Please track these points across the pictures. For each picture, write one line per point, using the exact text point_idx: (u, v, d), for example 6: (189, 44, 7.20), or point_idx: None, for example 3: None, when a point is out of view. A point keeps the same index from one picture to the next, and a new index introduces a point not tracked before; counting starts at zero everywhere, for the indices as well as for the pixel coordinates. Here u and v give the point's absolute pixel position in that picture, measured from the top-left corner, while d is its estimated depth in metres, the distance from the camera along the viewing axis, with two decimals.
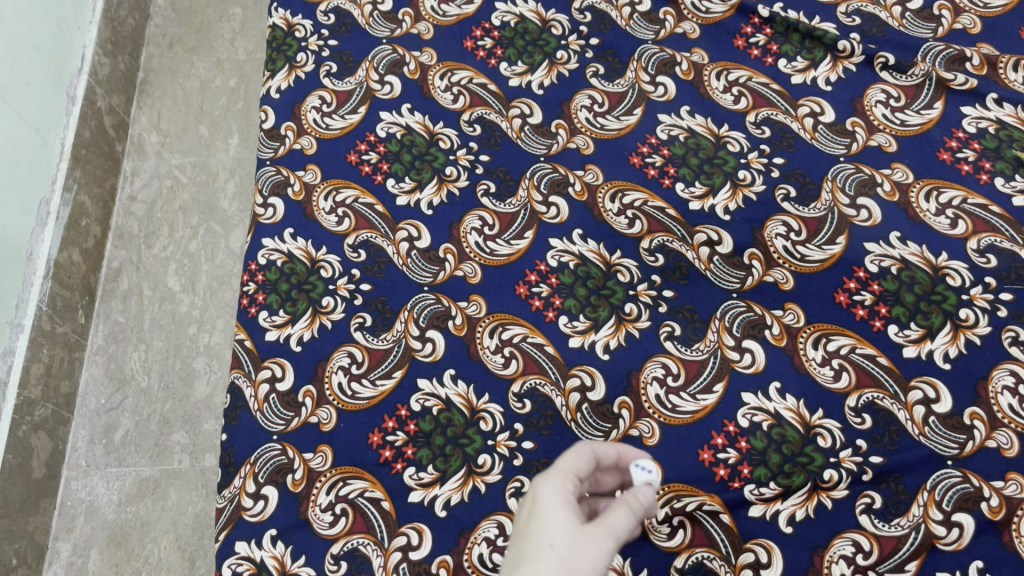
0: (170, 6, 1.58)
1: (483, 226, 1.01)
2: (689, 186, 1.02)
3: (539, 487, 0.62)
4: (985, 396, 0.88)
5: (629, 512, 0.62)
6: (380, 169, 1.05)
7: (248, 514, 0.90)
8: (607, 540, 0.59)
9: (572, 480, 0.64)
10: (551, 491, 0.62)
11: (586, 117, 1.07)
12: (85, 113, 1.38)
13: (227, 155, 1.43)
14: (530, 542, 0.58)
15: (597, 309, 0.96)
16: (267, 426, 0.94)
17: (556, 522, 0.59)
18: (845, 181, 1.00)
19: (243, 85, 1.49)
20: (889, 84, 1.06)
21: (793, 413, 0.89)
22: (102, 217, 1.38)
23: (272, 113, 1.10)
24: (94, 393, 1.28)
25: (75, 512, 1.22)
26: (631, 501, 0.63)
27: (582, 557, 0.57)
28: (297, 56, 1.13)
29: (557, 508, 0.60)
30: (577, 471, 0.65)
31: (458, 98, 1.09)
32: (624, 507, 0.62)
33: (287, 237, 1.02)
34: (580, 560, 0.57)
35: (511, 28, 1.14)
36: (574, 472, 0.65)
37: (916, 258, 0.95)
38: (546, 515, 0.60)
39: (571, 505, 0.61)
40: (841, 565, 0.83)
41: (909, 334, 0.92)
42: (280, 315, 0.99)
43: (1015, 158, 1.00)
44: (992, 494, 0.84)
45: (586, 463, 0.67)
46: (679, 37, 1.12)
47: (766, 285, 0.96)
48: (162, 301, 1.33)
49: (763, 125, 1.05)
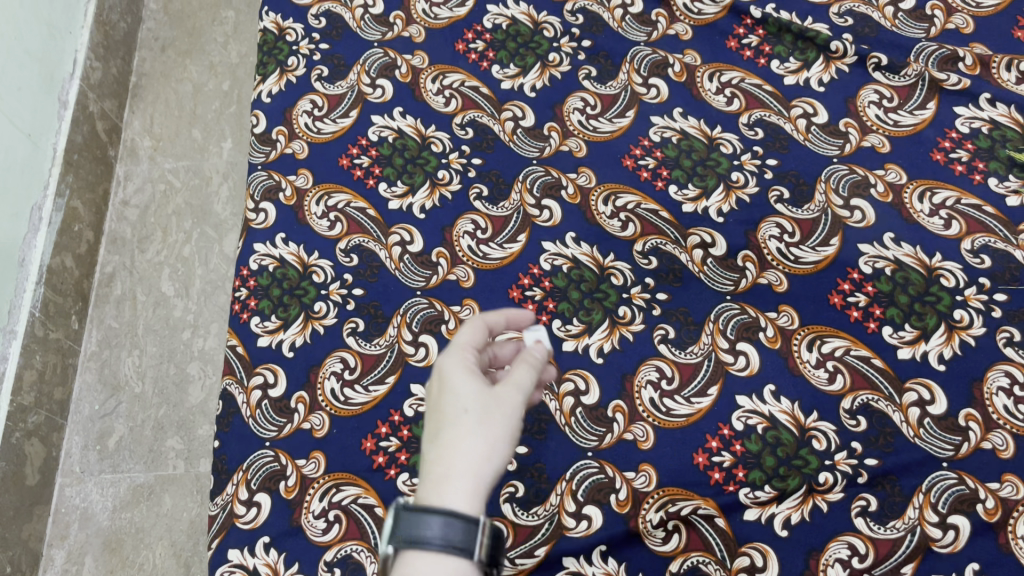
0: (162, 11, 1.58)
1: (475, 229, 1.01)
2: (683, 188, 1.01)
3: (442, 362, 0.64)
4: (980, 397, 0.88)
5: (530, 370, 0.65)
6: (372, 173, 1.05)
7: (241, 521, 0.89)
8: (516, 397, 0.62)
9: (471, 352, 0.65)
10: (454, 363, 0.63)
11: (579, 119, 1.07)
12: (77, 117, 1.37)
13: (221, 160, 1.42)
14: (445, 413, 0.60)
15: (591, 312, 0.96)
16: (259, 432, 0.93)
17: (465, 392, 0.61)
18: (839, 182, 1.00)
19: (235, 89, 1.48)
20: (882, 84, 1.06)
21: (788, 416, 0.89)
22: (95, 222, 1.38)
23: (263, 117, 1.09)
24: (88, 399, 1.27)
25: (69, 519, 1.21)
26: (531, 360, 0.66)
27: (497, 418, 0.60)
28: (288, 60, 1.13)
29: (463, 379, 0.62)
30: (476, 342, 0.66)
31: (450, 101, 1.09)
32: (525, 367, 0.65)
33: (279, 242, 1.02)
34: (497, 420, 0.60)
35: (503, 30, 1.13)
36: (472, 344, 0.66)
37: (910, 259, 0.95)
38: (454, 386, 0.61)
39: (474, 374, 0.63)
40: (837, 568, 0.82)
41: (903, 335, 0.91)
42: (272, 321, 0.98)
43: (1009, 158, 1.00)
44: (987, 496, 0.84)
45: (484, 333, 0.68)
46: (672, 39, 1.12)
47: (760, 287, 0.95)
48: (155, 306, 1.32)
49: (756, 127, 1.05)
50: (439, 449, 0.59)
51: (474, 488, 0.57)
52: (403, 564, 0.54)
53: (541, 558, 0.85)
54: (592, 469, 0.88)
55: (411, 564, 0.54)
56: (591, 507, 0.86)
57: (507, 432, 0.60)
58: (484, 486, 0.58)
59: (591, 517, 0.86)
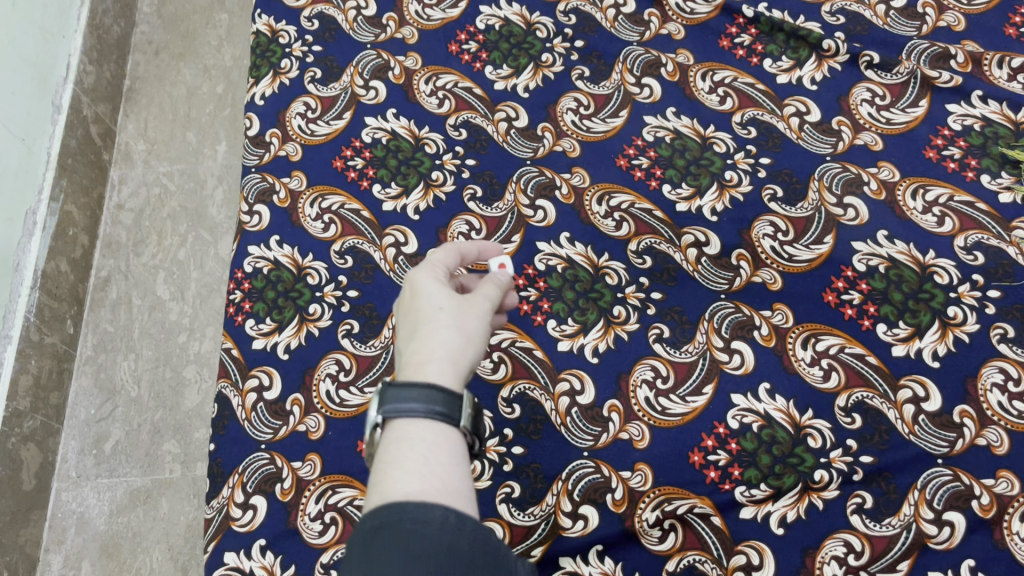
0: (155, 14, 1.58)
1: (470, 230, 1.01)
2: (676, 187, 1.01)
3: (413, 273, 0.67)
4: (974, 393, 0.88)
5: (497, 287, 0.70)
6: (366, 175, 1.05)
7: (237, 524, 0.89)
8: (485, 305, 0.67)
9: (442, 268, 0.69)
10: (425, 273, 0.67)
11: (572, 119, 1.07)
12: (71, 121, 1.37)
13: (215, 162, 1.42)
14: (421, 313, 0.64)
15: (586, 312, 0.96)
16: (255, 435, 0.93)
17: (438, 294, 0.65)
18: (832, 180, 1.00)
19: (230, 92, 1.48)
20: (874, 82, 1.06)
21: (783, 414, 0.89)
22: (90, 226, 1.38)
23: (256, 120, 1.09)
24: (85, 404, 1.27)
25: (66, 524, 1.21)
26: (498, 280, 0.71)
27: (470, 320, 0.64)
28: (281, 63, 1.13)
29: (436, 284, 0.66)
30: (447, 263, 0.70)
31: (443, 102, 1.09)
32: (491, 284, 0.70)
33: (273, 245, 1.02)
34: (469, 321, 0.64)
35: (496, 31, 1.14)
36: (444, 263, 0.70)
37: (903, 257, 0.95)
38: (428, 290, 0.65)
39: (445, 283, 0.67)
40: (833, 566, 0.82)
41: (897, 333, 0.91)
42: (267, 323, 0.98)
43: (1001, 155, 1.00)
44: (982, 492, 0.84)
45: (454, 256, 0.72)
46: (664, 38, 1.12)
47: (754, 286, 0.95)
48: (151, 310, 1.32)
49: (749, 125, 1.05)
50: (417, 340, 0.62)
51: (452, 369, 0.60)
52: (392, 431, 0.56)
53: (538, 558, 0.85)
54: (587, 469, 0.88)
55: (401, 429, 0.55)
56: (587, 507, 0.86)
57: (478, 331, 0.64)
58: (462, 370, 0.61)
59: (587, 517, 0.86)
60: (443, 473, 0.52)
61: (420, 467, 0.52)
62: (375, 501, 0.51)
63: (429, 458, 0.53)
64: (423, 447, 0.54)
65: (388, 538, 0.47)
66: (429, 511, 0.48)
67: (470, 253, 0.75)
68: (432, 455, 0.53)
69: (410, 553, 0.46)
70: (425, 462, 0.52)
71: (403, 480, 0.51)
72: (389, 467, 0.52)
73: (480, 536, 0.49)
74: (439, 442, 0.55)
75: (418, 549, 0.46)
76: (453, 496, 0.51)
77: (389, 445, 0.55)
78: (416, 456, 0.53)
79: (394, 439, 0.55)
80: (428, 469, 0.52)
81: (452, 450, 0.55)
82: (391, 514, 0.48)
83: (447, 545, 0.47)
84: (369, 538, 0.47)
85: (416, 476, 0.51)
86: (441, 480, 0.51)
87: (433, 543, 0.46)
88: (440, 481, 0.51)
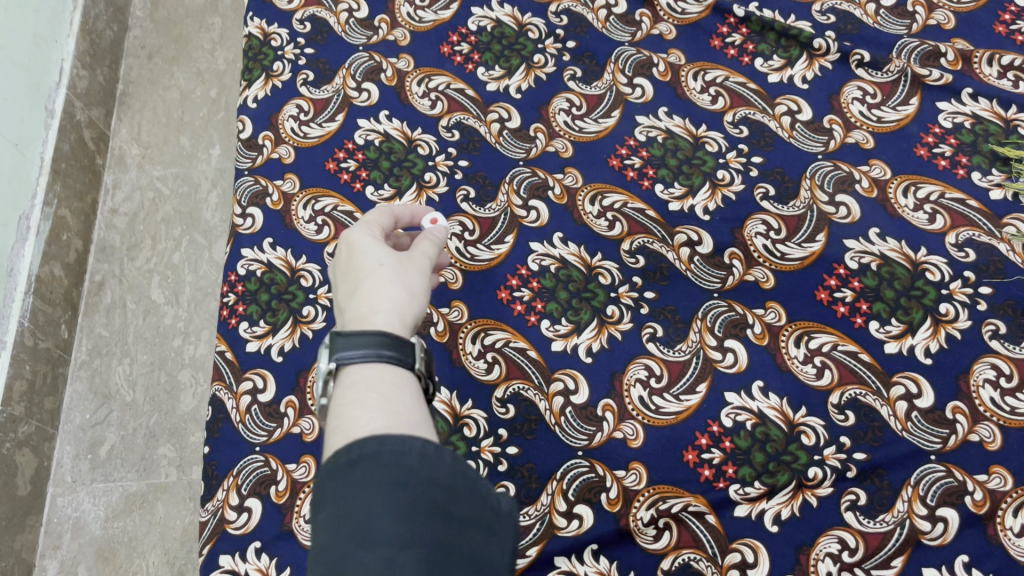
0: (148, 18, 1.58)
1: (463, 231, 1.01)
2: (669, 186, 1.02)
3: (350, 235, 0.70)
4: (967, 389, 0.88)
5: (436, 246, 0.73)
6: (359, 177, 1.05)
7: (232, 527, 0.89)
8: (423, 262, 0.70)
9: (378, 230, 0.72)
10: (362, 234, 0.70)
11: (565, 120, 1.07)
12: (65, 126, 1.37)
13: (209, 166, 1.42)
14: (360, 271, 0.66)
15: (579, 312, 0.96)
16: (249, 437, 0.93)
17: (377, 254, 0.68)
18: (824, 178, 1.00)
19: (223, 96, 1.48)
20: (865, 81, 1.07)
21: (777, 412, 0.89)
22: (84, 230, 1.37)
23: (248, 122, 1.09)
24: (79, 408, 1.27)
25: (62, 529, 1.20)
26: (436, 238, 0.74)
27: (410, 275, 0.67)
28: (273, 65, 1.13)
29: (374, 244, 0.68)
30: (382, 225, 0.73)
31: (436, 104, 1.09)
32: (430, 243, 0.73)
33: (266, 247, 1.02)
34: (409, 276, 0.67)
35: (488, 33, 1.14)
36: (379, 224, 0.72)
37: (895, 254, 0.95)
38: (366, 250, 0.68)
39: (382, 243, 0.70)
40: (827, 563, 0.83)
41: (890, 330, 0.92)
42: (261, 326, 0.98)
43: (992, 152, 1.01)
44: (975, 488, 0.84)
45: (389, 219, 0.74)
46: (656, 39, 1.13)
47: (747, 284, 0.96)
48: (146, 314, 1.32)
49: (741, 125, 1.05)
50: (360, 296, 0.64)
51: (399, 318, 0.62)
52: (346, 377, 0.58)
53: (533, 558, 0.85)
54: (582, 468, 0.88)
55: (355, 374, 0.58)
56: (582, 507, 0.87)
57: (419, 284, 0.67)
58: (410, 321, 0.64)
59: (582, 516, 0.86)
60: (405, 410, 0.55)
61: (382, 405, 0.54)
62: (340, 439, 0.53)
63: (389, 396, 0.55)
64: (382, 387, 0.56)
65: (368, 469, 0.49)
66: (407, 443, 0.50)
67: (406, 216, 0.77)
68: (392, 394, 0.56)
69: (390, 482, 0.48)
70: (387, 400, 0.55)
71: (369, 417, 0.53)
72: (352, 407, 0.55)
73: (459, 467, 0.51)
74: (395, 382, 0.57)
75: (398, 478, 0.48)
76: (419, 430, 0.53)
77: (346, 388, 0.57)
78: (377, 396, 0.55)
79: (350, 382, 0.57)
80: (390, 407, 0.54)
81: (408, 389, 0.58)
82: (367, 447, 0.50)
83: (426, 475, 0.49)
84: (350, 471, 0.49)
85: (381, 413, 0.53)
86: (404, 416, 0.54)
87: (413, 474, 0.49)
88: (404, 417, 0.54)
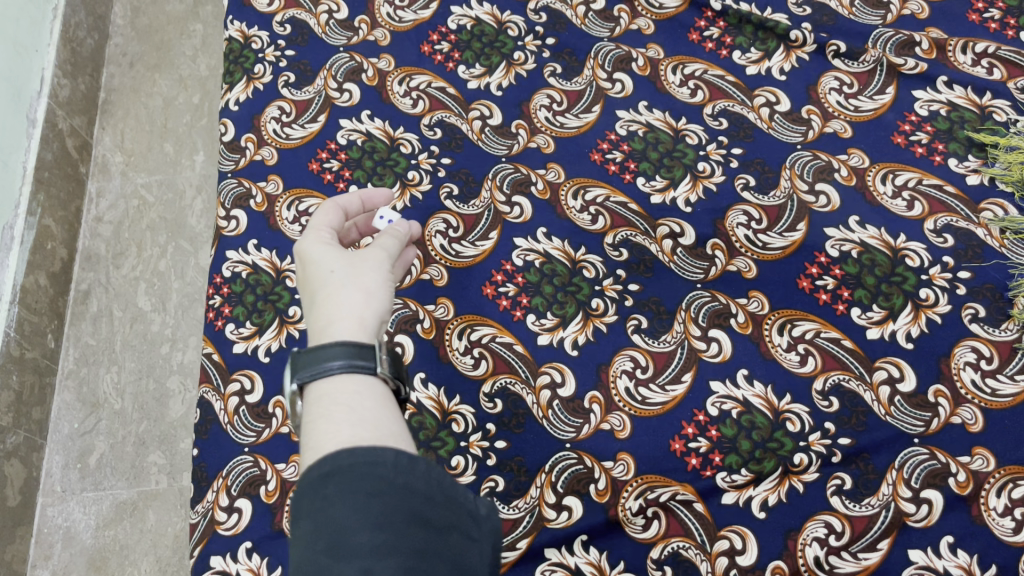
0: (129, 25, 1.57)
1: (447, 228, 1.01)
2: (650, 179, 1.03)
3: (303, 244, 0.71)
4: (948, 372, 0.89)
5: (395, 239, 0.74)
6: (343, 177, 1.05)
7: (222, 528, 0.89)
8: (380, 256, 0.70)
9: (330, 232, 0.73)
10: (313, 241, 0.71)
11: (546, 116, 1.08)
12: (47, 135, 1.36)
13: (193, 172, 1.42)
14: (315, 281, 0.68)
15: (565, 306, 0.96)
16: (238, 439, 0.93)
17: (330, 259, 0.69)
18: (803, 168, 1.01)
19: (206, 101, 1.48)
20: (842, 71, 1.08)
21: (761, 400, 0.90)
22: (69, 239, 1.37)
23: (231, 125, 1.10)
24: (67, 418, 1.27)
25: (53, 539, 1.20)
26: (396, 234, 0.74)
27: (366, 273, 0.68)
28: (254, 68, 1.13)
29: (325, 252, 0.69)
30: (331, 223, 0.74)
31: (417, 103, 1.09)
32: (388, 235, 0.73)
33: (251, 249, 1.02)
34: (365, 275, 0.68)
35: (467, 31, 1.14)
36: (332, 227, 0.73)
37: (875, 241, 0.96)
38: (318, 257, 0.69)
39: (335, 246, 0.71)
40: (815, 547, 0.83)
41: (872, 316, 0.93)
42: (247, 327, 0.98)
43: (968, 138, 1.02)
44: (958, 469, 0.85)
45: (336, 214, 0.76)
46: (635, 34, 1.13)
47: (729, 275, 0.96)
48: (133, 321, 1.31)
49: (720, 117, 1.06)
50: (318, 307, 0.66)
51: (357, 324, 0.64)
52: (313, 394, 0.60)
53: (523, 550, 0.85)
54: (570, 461, 0.89)
55: (320, 389, 0.60)
56: (571, 498, 0.87)
57: (376, 281, 0.68)
58: (373, 321, 0.65)
59: (572, 508, 0.87)
60: (372, 419, 0.57)
61: (348, 417, 0.56)
62: (311, 455, 0.55)
63: (354, 407, 0.58)
64: (348, 399, 0.58)
65: (343, 482, 0.51)
66: (380, 454, 0.52)
67: (353, 206, 0.79)
68: (358, 405, 0.58)
69: (366, 492, 0.50)
70: (353, 412, 0.57)
71: (338, 430, 0.55)
72: (319, 421, 0.57)
73: (434, 475, 0.54)
74: (361, 392, 0.59)
75: (373, 488, 0.51)
76: (388, 438, 0.55)
77: (313, 404, 0.59)
78: (343, 409, 0.57)
79: (316, 398, 0.60)
80: (356, 417, 0.56)
81: (375, 396, 0.60)
82: (340, 460, 0.52)
83: (402, 484, 0.52)
84: (325, 484, 0.51)
85: (347, 426, 0.55)
86: (371, 425, 0.56)
87: (388, 483, 0.51)
88: (370, 425, 0.56)
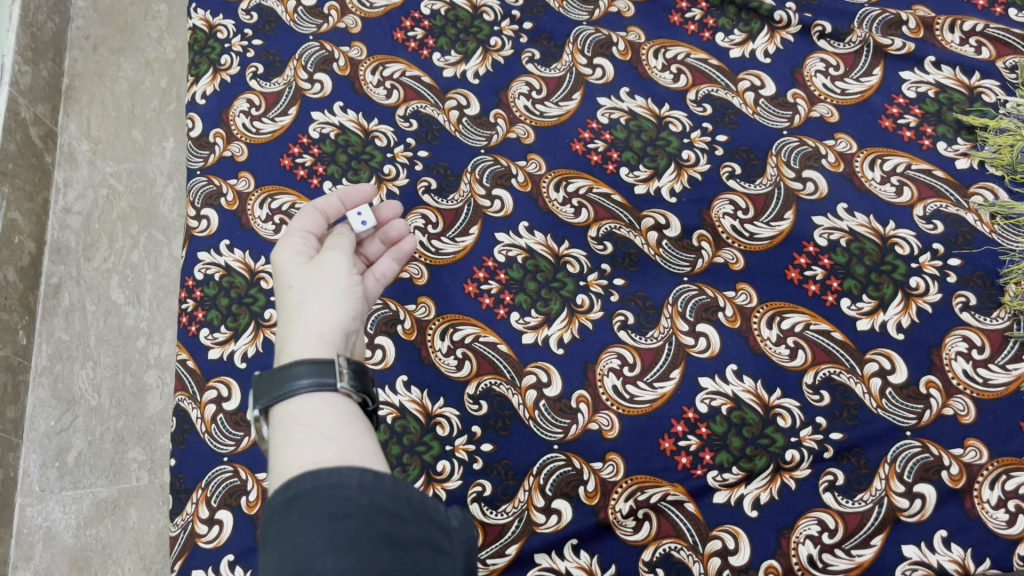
0: (91, 8, 1.51)
1: (426, 224, 0.98)
2: (634, 169, 1.00)
3: (275, 253, 0.70)
4: (940, 363, 0.88)
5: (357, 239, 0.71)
6: (316, 172, 1.01)
7: (203, 541, 0.86)
8: (344, 261, 0.68)
9: (305, 235, 0.72)
10: (283, 250, 0.70)
11: (525, 104, 1.04)
12: (9, 125, 1.31)
13: (163, 160, 1.38)
14: (282, 296, 0.67)
15: (549, 303, 0.94)
16: (216, 448, 0.90)
17: (293, 273, 0.67)
18: (790, 154, 0.99)
19: (174, 86, 1.43)
20: (828, 52, 1.05)
21: (752, 395, 0.88)
22: (37, 232, 1.32)
23: (198, 120, 1.05)
24: (43, 416, 1.23)
25: (33, 539, 1.17)
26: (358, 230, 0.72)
27: (329, 286, 0.66)
28: (220, 59, 1.09)
29: (292, 264, 0.68)
30: (308, 228, 0.72)
31: (391, 93, 1.06)
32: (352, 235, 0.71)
33: (224, 250, 0.99)
34: (327, 287, 0.66)
35: (442, 16, 1.11)
36: (302, 233, 0.72)
37: (864, 229, 0.94)
38: (286, 271, 0.68)
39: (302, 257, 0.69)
40: (808, 545, 0.82)
41: (861, 307, 0.91)
42: (222, 331, 0.95)
43: (956, 121, 1.00)
44: (951, 462, 0.84)
45: (315, 217, 0.73)
46: (615, 17, 1.10)
47: (716, 267, 0.94)
48: (107, 315, 1.27)
49: (704, 103, 1.03)
50: (282, 324, 0.65)
51: (316, 339, 0.62)
52: (276, 417, 0.58)
53: (512, 557, 0.83)
54: (558, 462, 0.87)
55: (284, 411, 0.58)
56: (560, 501, 0.85)
57: (339, 291, 0.66)
58: (333, 335, 0.63)
59: (561, 511, 0.85)
60: (336, 436, 0.55)
61: (312, 436, 0.54)
62: (276, 480, 0.53)
63: (318, 426, 0.55)
64: (309, 418, 0.56)
65: (305, 506, 0.49)
66: (344, 474, 0.50)
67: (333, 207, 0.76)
68: (320, 423, 0.56)
69: (330, 515, 0.48)
70: (315, 431, 0.55)
71: (301, 452, 0.53)
72: (282, 445, 0.54)
73: (400, 491, 0.52)
74: (323, 409, 0.57)
75: (336, 510, 0.48)
76: (352, 455, 0.53)
77: (277, 427, 0.57)
78: (305, 429, 0.55)
79: (280, 421, 0.57)
80: (319, 436, 0.54)
81: (338, 412, 0.57)
82: (303, 484, 0.50)
83: (367, 504, 0.49)
84: (288, 510, 0.49)
85: (310, 446, 0.53)
86: (334, 443, 0.54)
87: (352, 504, 0.49)
88: (333, 444, 0.53)
